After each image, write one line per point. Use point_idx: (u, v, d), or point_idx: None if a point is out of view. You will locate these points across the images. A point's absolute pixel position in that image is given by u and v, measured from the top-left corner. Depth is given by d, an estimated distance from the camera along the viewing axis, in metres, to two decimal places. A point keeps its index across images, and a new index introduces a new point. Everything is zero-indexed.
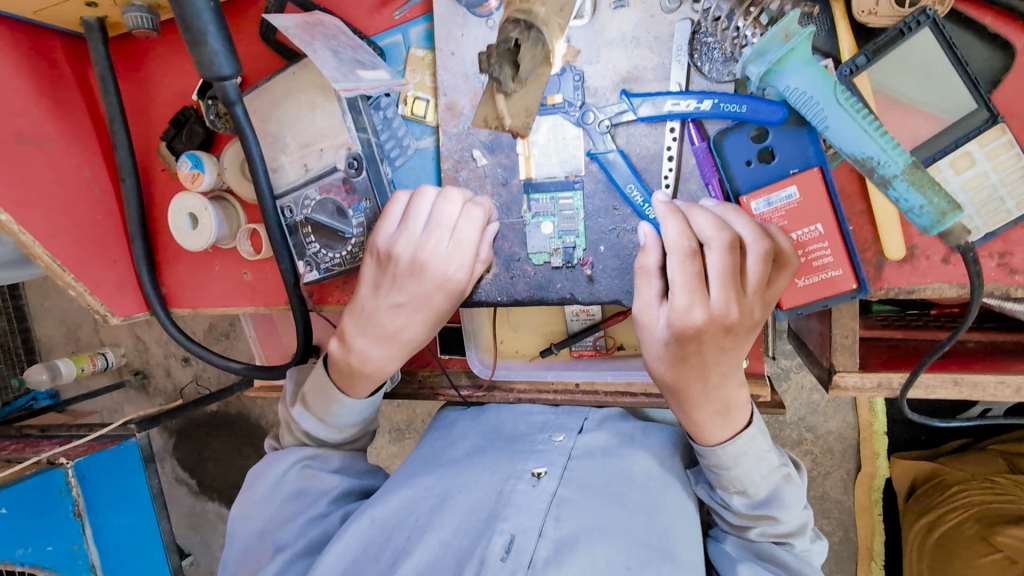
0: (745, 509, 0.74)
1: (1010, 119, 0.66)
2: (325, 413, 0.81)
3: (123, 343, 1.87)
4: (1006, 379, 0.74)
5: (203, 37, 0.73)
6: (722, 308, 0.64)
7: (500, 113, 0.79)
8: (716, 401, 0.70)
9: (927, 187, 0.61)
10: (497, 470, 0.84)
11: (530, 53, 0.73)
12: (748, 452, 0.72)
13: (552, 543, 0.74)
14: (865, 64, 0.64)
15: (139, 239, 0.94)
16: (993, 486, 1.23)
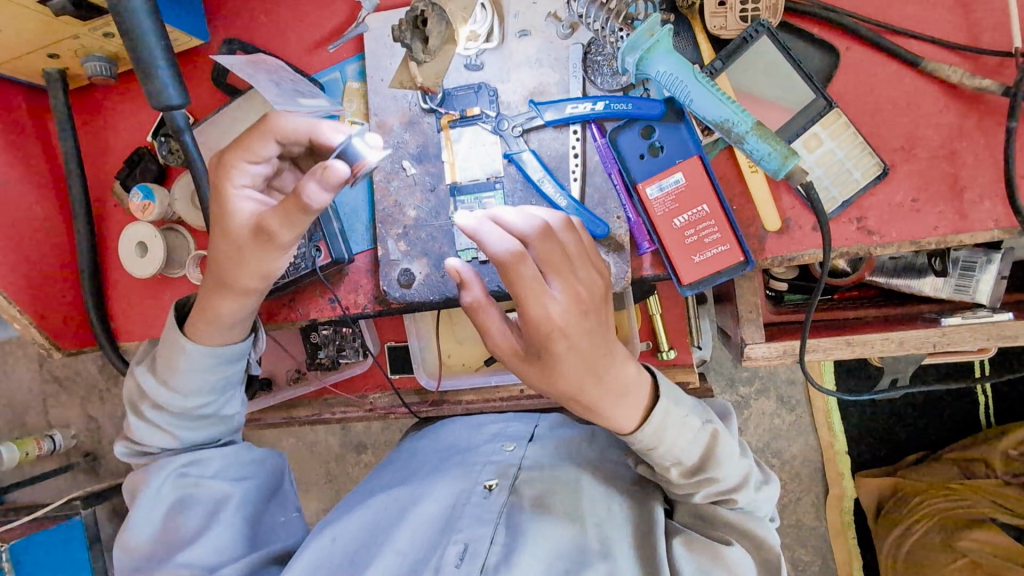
0: (683, 479, 0.73)
1: (864, 103, 0.69)
2: (176, 378, 0.75)
3: (73, 424, 2.01)
4: (889, 335, 0.78)
5: (152, 70, 0.76)
6: (566, 283, 0.58)
7: (418, 83, 0.79)
8: (615, 383, 0.63)
9: (771, 136, 0.63)
10: (453, 480, 0.86)
11: (437, 28, 0.76)
12: (668, 428, 0.68)
13: (501, 549, 0.78)
14: (722, 67, 0.70)
15: (87, 273, 1.01)
16: (952, 490, 1.32)
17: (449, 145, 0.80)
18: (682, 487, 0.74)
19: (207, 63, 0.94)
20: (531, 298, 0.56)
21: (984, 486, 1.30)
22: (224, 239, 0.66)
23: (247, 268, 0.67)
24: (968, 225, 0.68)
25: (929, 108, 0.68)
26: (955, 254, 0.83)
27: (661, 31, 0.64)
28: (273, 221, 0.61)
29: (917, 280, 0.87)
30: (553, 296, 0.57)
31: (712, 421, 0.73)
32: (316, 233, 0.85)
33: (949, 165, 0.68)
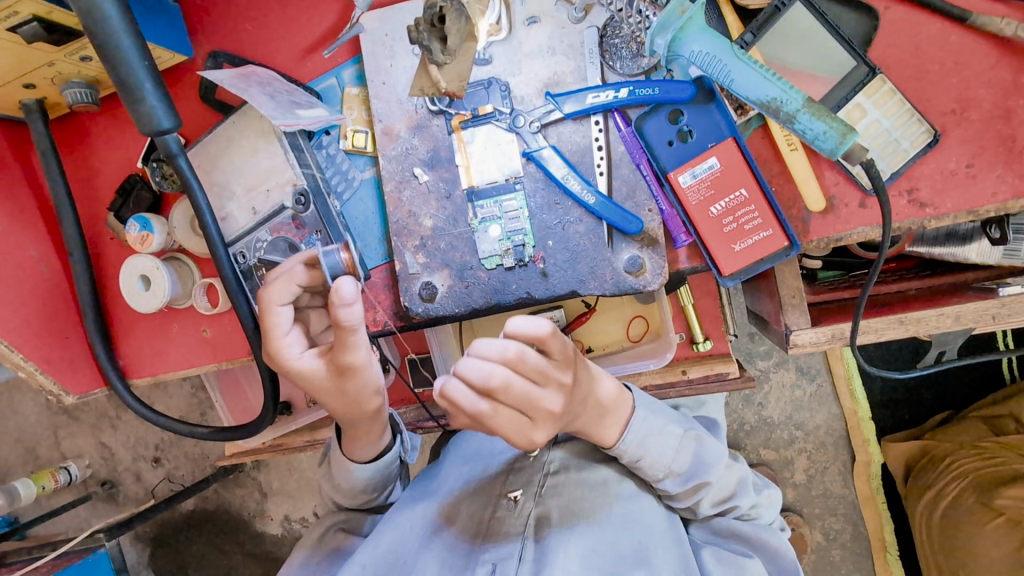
0: (679, 488, 0.76)
1: (908, 66, 0.64)
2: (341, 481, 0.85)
3: (88, 454, 1.97)
4: (944, 311, 0.74)
5: (139, 94, 0.71)
6: (541, 414, 0.61)
7: (434, 81, 0.71)
8: (594, 407, 0.68)
9: (825, 114, 0.57)
10: (476, 498, 0.84)
11: (455, 26, 0.69)
12: (647, 437, 0.73)
13: (532, 565, 0.75)
14: (753, 40, 0.65)
15: (91, 313, 0.95)
16: (981, 448, 1.27)
17: (462, 148, 0.76)
18: (682, 497, 0.78)
19: (193, 80, 0.89)
20: (514, 436, 0.61)
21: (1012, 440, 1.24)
22: (328, 390, 0.73)
23: (362, 390, 0.73)
24: None
25: (980, 65, 0.63)
26: (1012, 220, 0.77)
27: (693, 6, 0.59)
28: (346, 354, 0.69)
29: (961, 248, 0.83)
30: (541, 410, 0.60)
31: (693, 428, 0.78)
32: None
33: (1005, 126, 0.63)
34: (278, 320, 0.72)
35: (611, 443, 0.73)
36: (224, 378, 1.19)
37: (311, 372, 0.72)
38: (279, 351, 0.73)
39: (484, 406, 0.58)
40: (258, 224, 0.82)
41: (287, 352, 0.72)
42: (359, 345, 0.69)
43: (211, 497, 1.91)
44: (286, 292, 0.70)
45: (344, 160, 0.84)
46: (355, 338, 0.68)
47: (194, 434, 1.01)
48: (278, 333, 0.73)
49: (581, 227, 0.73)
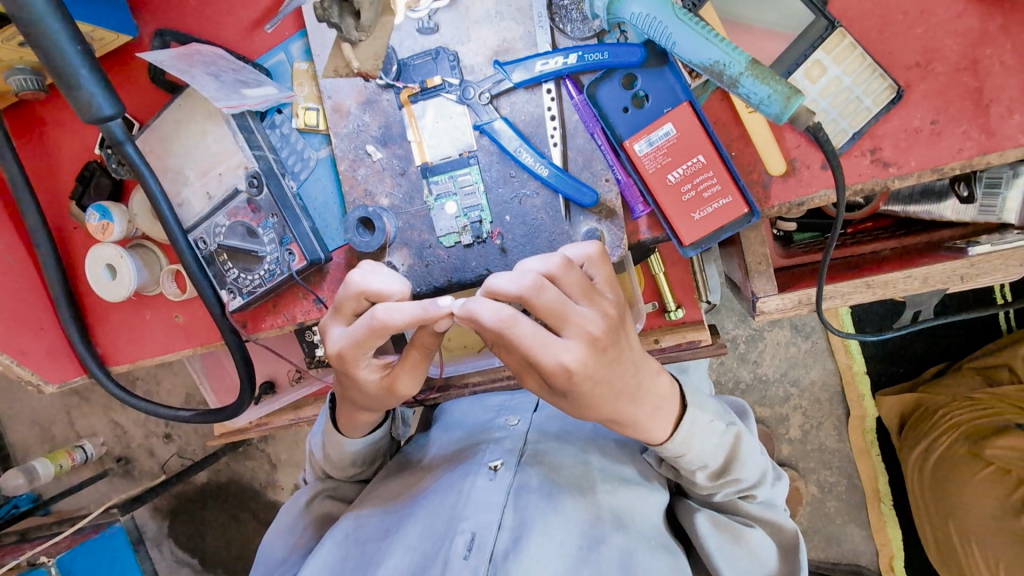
0: (708, 482, 0.71)
1: (870, 17, 0.61)
2: (338, 456, 0.82)
3: (100, 433, 2.02)
4: (911, 273, 0.72)
5: (76, 81, 0.68)
6: (573, 325, 0.56)
7: (348, 62, 0.74)
8: (650, 398, 0.62)
9: (770, 76, 0.55)
10: (457, 464, 0.79)
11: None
12: (696, 433, 0.67)
13: (512, 533, 0.70)
14: None
15: (63, 303, 0.95)
16: (975, 401, 1.25)
17: (413, 124, 0.73)
18: (705, 488, 0.72)
19: (139, 61, 0.86)
20: (541, 356, 0.55)
21: (1010, 394, 1.22)
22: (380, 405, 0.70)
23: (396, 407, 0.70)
24: (996, 142, 0.60)
25: (946, 12, 0.60)
26: (982, 175, 0.74)
27: None
28: (402, 377, 0.65)
29: (936, 206, 0.80)
30: (562, 346, 0.55)
31: (735, 422, 0.72)
32: (286, 235, 0.79)
33: (971, 78, 0.60)
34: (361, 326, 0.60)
35: (659, 442, 0.66)
36: (208, 360, 1.20)
37: (371, 383, 0.67)
38: (343, 352, 0.63)
39: (507, 310, 0.54)
40: (214, 209, 0.81)
41: (350, 356, 0.63)
42: (411, 368, 0.65)
43: (222, 469, 1.97)
44: (395, 308, 0.58)
45: (298, 139, 0.81)
46: (409, 358, 0.64)
47: (177, 417, 1.02)
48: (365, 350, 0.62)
49: (539, 201, 0.72)
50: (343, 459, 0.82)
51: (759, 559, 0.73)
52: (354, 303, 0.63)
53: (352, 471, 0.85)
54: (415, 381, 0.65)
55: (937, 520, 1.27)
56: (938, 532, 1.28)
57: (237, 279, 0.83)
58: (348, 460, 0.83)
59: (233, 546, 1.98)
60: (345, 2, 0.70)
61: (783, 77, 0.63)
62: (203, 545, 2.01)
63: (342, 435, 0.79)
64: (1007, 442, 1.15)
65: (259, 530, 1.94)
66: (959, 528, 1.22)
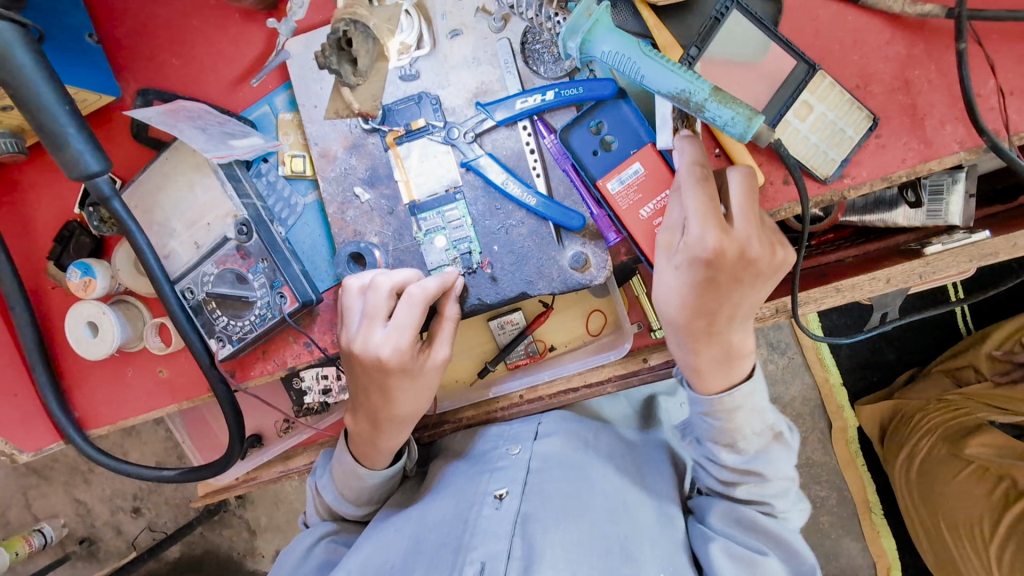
0: (732, 464, 0.73)
1: (810, 49, 0.68)
2: (352, 491, 0.83)
3: (61, 514, 1.88)
4: (875, 275, 0.76)
5: (64, 140, 0.69)
6: None
7: (349, 105, 0.72)
8: (719, 347, 0.68)
9: (731, 100, 0.60)
10: (462, 496, 0.79)
11: (371, 42, 0.75)
12: (746, 403, 0.71)
13: (521, 563, 0.69)
14: (699, 53, 0.68)
15: (39, 365, 0.92)
16: (948, 402, 1.31)
17: (399, 162, 0.77)
18: (726, 475, 0.74)
19: (121, 119, 0.87)
20: None
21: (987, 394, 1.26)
22: (413, 396, 0.74)
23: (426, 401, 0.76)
24: (934, 151, 0.67)
25: (876, 41, 0.67)
26: (926, 182, 0.81)
27: (598, 9, 0.62)
28: (441, 349, 0.74)
29: (890, 213, 0.86)
30: None
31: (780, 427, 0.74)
32: (277, 279, 0.79)
33: (905, 96, 0.67)
34: (409, 312, 0.70)
35: (715, 393, 0.71)
36: (190, 419, 1.17)
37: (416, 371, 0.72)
38: (400, 343, 0.70)
39: None
40: (203, 257, 0.81)
41: (407, 344, 0.70)
42: (443, 339, 0.74)
43: (198, 540, 1.86)
44: (435, 282, 0.71)
45: (284, 186, 0.83)
46: (444, 331, 0.74)
47: (160, 477, 0.98)
48: (413, 327, 0.70)
49: (524, 229, 0.75)
50: (356, 494, 0.83)
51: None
52: (388, 302, 0.70)
53: (362, 508, 0.85)
54: (450, 347, 0.75)
55: (931, 527, 1.28)
56: (933, 540, 1.29)
57: (226, 326, 0.83)
58: (361, 495, 0.84)
59: None
60: (341, 48, 0.67)
61: (777, 117, 0.68)
62: None
63: (359, 466, 0.81)
64: (983, 438, 1.21)
65: None
66: (952, 534, 1.22)
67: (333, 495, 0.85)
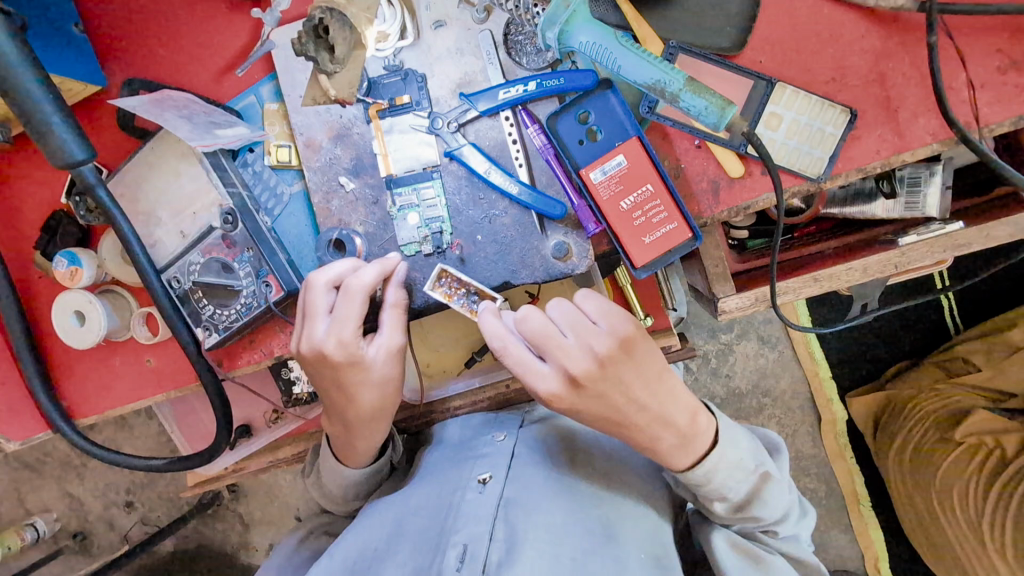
0: (728, 513, 0.76)
1: (788, 41, 0.69)
2: (337, 489, 0.85)
3: (54, 507, 1.88)
4: (852, 265, 0.78)
5: (48, 128, 0.70)
6: None
7: (326, 90, 0.77)
8: (674, 430, 0.70)
9: (706, 90, 0.61)
10: (446, 481, 0.80)
11: (341, 36, 0.73)
12: (723, 465, 0.72)
13: (504, 544, 0.70)
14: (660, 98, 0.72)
15: (27, 354, 0.93)
16: (937, 389, 1.32)
17: (379, 136, 0.77)
18: (725, 519, 0.77)
19: (107, 110, 0.88)
20: None
21: (972, 379, 1.29)
22: (371, 388, 0.73)
23: (394, 391, 0.76)
24: (908, 143, 0.68)
25: (852, 33, 0.68)
26: (901, 174, 0.84)
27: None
28: (394, 335, 0.73)
29: (868, 206, 0.88)
30: None
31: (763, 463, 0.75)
32: (262, 268, 0.80)
33: (880, 89, 0.68)
34: (349, 303, 0.69)
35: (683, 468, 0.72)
36: (178, 410, 1.17)
37: (369, 364, 0.72)
38: (342, 335, 0.69)
39: None
40: (189, 246, 0.82)
41: (348, 336, 0.69)
42: (394, 326, 0.73)
43: (194, 534, 1.86)
44: (371, 272, 0.70)
45: (271, 176, 0.84)
46: (390, 317, 0.73)
47: (148, 466, 0.98)
48: (353, 319, 0.69)
49: (508, 219, 0.76)
50: (340, 492, 0.85)
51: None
52: (325, 297, 0.70)
53: (351, 505, 0.88)
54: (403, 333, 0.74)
55: (924, 512, 1.31)
56: (924, 524, 1.32)
57: (212, 315, 0.83)
58: (345, 493, 0.85)
59: None
60: (322, 38, 0.74)
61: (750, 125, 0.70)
62: None
63: (340, 467, 0.82)
64: (973, 424, 1.21)
65: None
66: (947, 519, 1.25)
67: (320, 494, 0.88)
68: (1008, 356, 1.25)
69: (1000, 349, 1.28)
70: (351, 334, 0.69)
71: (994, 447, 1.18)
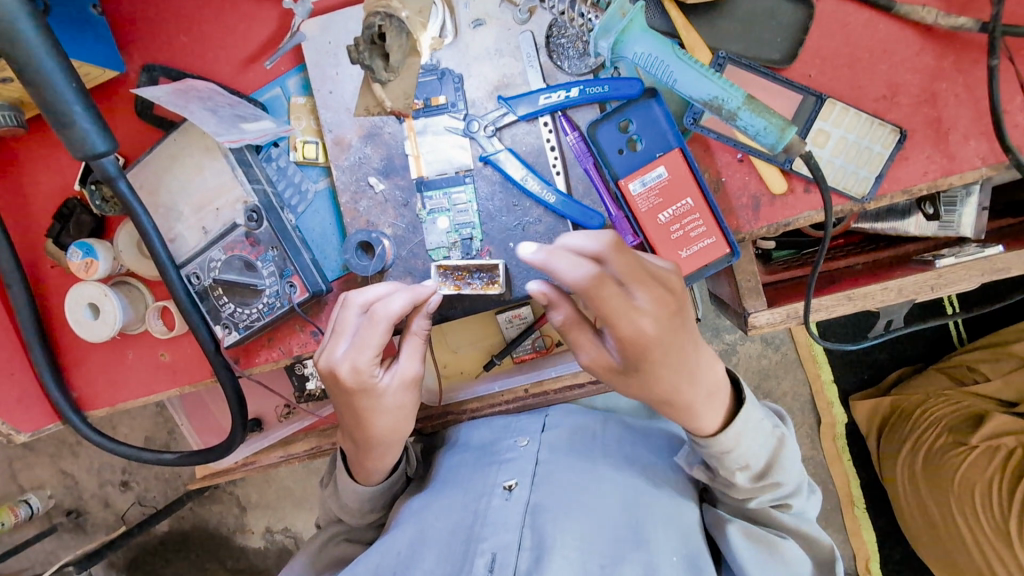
0: (748, 484, 0.72)
1: (839, 56, 0.68)
2: (352, 504, 0.84)
3: (49, 484, 1.83)
4: (887, 285, 0.77)
5: (70, 118, 0.67)
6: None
7: (379, 100, 0.71)
8: (708, 385, 0.66)
9: (766, 110, 0.60)
10: (470, 487, 0.80)
11: (395, 43, 0.67)
12: (747, 429, 0.70)
13: (531, 552, 0.70)
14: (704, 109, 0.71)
15: (37, 344, 0.90)
16: (947, 396, 1.28)
17: (412, 137, 0.75)
18: (744, 491, 0.73)
19: (125, 96, 0.84)
20: None
21: (983, 390, 1.25)
22: (383, 415, 0.71)
23: (409, 419, 0.73)
24: (957, 165, 0.67)
25: (905, 51, 0.67)
26: (943, 196, 0.82)
27: (633, 9, 0.63)
28: (410, 366, 0.71)
29: (901, 222, 0.86)
30: None
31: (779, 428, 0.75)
32: (287, 268, 0.78)
33: (931, 109, 0.67)
34: (370, 330, 0.66)
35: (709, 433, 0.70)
36: (189, 402, 1.16)
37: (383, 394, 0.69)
38: (358, 361, 0.67)
39: None
40: (210, 243, 0.79)
41: (366, 363, 0.66)
42: (412, 356, 0.71)
43: (177, 526, 1.77)
44: (402, 301, 0.66)
45: (295, 172, 0.82)
46: (410, 346, 0.71)
47: (160, 461, 0.97)
48: (374, 348, 0.67)
49: (542, 227, 0.74)
50: (354, 505, 0.84)
51: (792, 570, 0.73)
52: (353, 319, 0.68)
53: (366, 517, 0.86)
54: (420, 364, 0.72)
55: (938, 521, 1.23)
56: (937, 532, 1.24)
57: (232, 313, 0.81)
58: (358, 506, 0.84)
59: None
60: (377, 44, 0.68)
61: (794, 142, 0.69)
62: None
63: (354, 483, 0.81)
64: (994, 425, 1.16)
65: None
66: (965, 522, 1.18)
67: (333, 506, 0.86)
68: (1013, 370, 1.22)
69: (1005, 362, 1.25)
70: (367, 362, 0.67)
71: (1015, 444, 1.13)
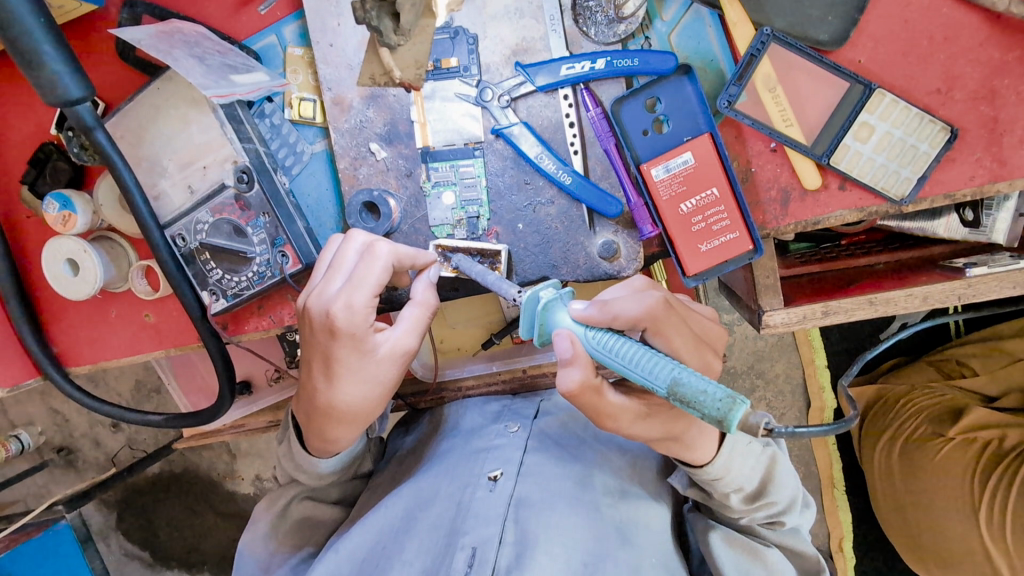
0: (744, 503, 0.67)
1: (894, 43, 0.62)
2: (309, 466, 0.77)
3: (38, 421, 1.82)
4: (912, 292, 0.73)
5: (39, 58, 0.60)
6: None
7: (387, 69, 0.68)
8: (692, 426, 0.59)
9: (691, 400, 0.46)
10: (455, 476, 0.76)
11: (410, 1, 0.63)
12: (736, 454, 0.64)
13: (514, 547, 0.66)
14: (737, 93, 0.64)
15: (14, 297, 0.85)
16: (932, 388, 1.19)
17: (419, 103, 0.69)
18: (737, 512, 0.68)
19: (106, 34, 0.77)
20: None
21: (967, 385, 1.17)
22: (359, 379, 0.63)
23: (387, 394, 0.67)
24: (1007, 172, 0.61)
25: (968, 41, 0.61)
26: (985, 203, 0.74)
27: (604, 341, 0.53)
28: (410, 338, 0.64)
29: (930, 223, 0.80)
30: None
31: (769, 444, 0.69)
32: (278, 236, 0.73)
33: (988, 108, 0.61)
34: (368, 267, 0.61)
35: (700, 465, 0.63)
36: (177, 361, 1.12)
37: (375, 352, 0.63)
38: (351, 299, 0.60)
39: None
40: (196, 204, 0.73)
41: (362, 301, 0.60)
42: (410, 328, 0.64)
43: (167, 470, 1.77)
44: (409, 248, 0.64)
45: (290, 131, 0.75)
46: (412, 317, 0.64)
47: (146, 422, 0.94)
48: (368, 291, 0.61)
49: (553, 209, 0.69)
50: (309, 467, 0.77)
51: None
52: (355, 254, 0.63)
53: (329, 479, 0.80)
54: (421, 342, 0.65)
55: (896, 508, 1.19)
56: (907, 528, 1.17)
57: (220, 280, 0.76)
58: (318, 469, 0.77)
59: (181, 551, 1.81)
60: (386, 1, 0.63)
61: (834, 143, 0.64)
62: (154, 539, 1.80)
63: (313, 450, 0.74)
64: (974, 418, 1.08)
65: (210, 535, 1.78)
66: (939, 517, 1.11)
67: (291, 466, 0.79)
68: (1004, 366, 1.14)
69: (996, 359, 1.16)
70: (357, 295, 0.60)
71: (992, 437, 1.07)
